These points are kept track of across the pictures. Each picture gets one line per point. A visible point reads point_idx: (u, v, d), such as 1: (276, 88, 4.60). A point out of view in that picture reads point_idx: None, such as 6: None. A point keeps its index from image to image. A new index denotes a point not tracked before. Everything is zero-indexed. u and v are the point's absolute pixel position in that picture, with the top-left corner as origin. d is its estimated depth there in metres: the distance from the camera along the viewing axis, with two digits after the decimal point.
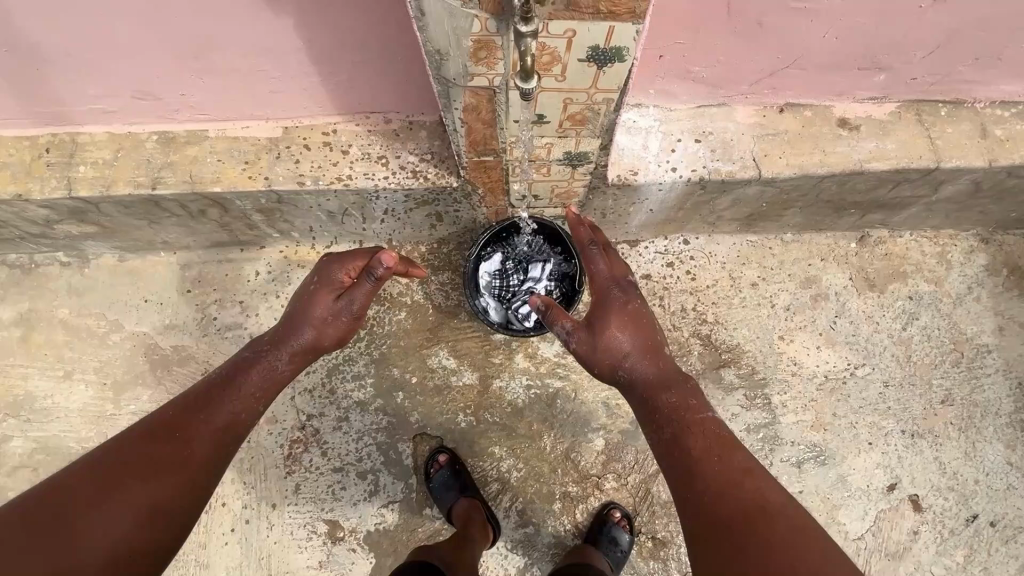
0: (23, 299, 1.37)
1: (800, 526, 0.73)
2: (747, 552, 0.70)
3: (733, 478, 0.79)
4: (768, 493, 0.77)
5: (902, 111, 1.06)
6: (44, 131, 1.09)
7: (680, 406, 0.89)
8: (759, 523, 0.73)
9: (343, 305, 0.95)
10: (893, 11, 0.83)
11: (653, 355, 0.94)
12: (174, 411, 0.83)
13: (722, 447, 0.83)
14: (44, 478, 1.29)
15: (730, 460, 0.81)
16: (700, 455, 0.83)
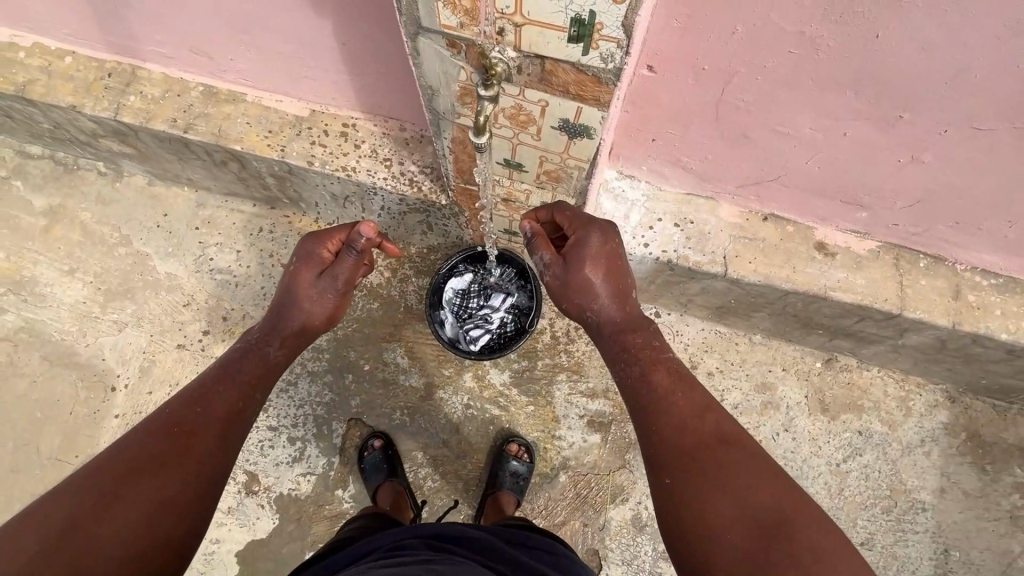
0: (56, 194, 1.52)
1: (752, 449, 0.77)
2: (705, 481, 0.73)
3: (693, 412, 0.82)
4: (723, 424, 0.80)
5: (880, 251, 1.08)
6: (112, 57, 1.22)
7: (645, 348, 0.91)
8: (715, 451, 0.76)
9: (327, 281, 1.01)
10: (872, 158, 0.87)
11: (623, 301, 0.94)
12: (175, 411, 0.81)
13: (684, 383, 0.86)
14: (21, 355, 1.41)
15: (691, 397, 0.84)
16: (663, 393, 0.85)
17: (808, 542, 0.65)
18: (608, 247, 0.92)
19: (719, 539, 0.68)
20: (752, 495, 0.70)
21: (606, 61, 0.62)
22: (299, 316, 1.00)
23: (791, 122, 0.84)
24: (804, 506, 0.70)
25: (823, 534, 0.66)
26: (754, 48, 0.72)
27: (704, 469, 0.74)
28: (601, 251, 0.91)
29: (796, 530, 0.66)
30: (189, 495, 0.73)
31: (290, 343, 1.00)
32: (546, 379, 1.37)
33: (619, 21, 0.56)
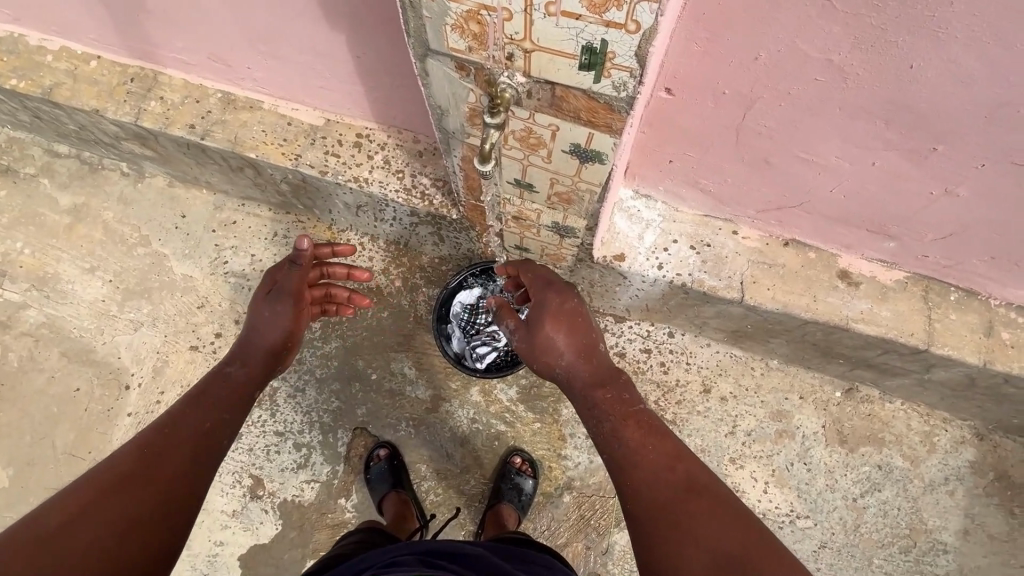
0: (81, 192, 1.55)
1: (723, 498, 0.76)
2: (679, 538, 0.72)
3: (658, 462, 0.80)
4: (692, 472, 0.79)
5: (909, 282, 1.03)
6: (134, 62, 1.24)
7: (617, 398, 0.89)
8: (687, 506, 0.75)
9: (274, 298, 1.03)
10: (902, 190, 0.82)
11: (588, 356, 0.92)
12: (141, 442, 0.79)
13: (653, 433, 0.84)
14: (42, 351, 1.45)
15: (662, 447, 0.82)
16: (636, 445, 0.83)
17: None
18: (567, 307, 0.93)
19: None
20: (725, 548, 0.69)
21: (619, 89, 0.59)
22: (259, 338, 1.02)
23: (817, 150, 0.80)
24: (778, 552, 0.69)
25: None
26: (779, 74, 0.69)
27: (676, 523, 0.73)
28: (559, 313, 0.92)
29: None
30: (156, 517, 0.72)
31: (255, 363, 1.00)
32: (554, 396, 1.35)
33: (632, 51, 0.53)
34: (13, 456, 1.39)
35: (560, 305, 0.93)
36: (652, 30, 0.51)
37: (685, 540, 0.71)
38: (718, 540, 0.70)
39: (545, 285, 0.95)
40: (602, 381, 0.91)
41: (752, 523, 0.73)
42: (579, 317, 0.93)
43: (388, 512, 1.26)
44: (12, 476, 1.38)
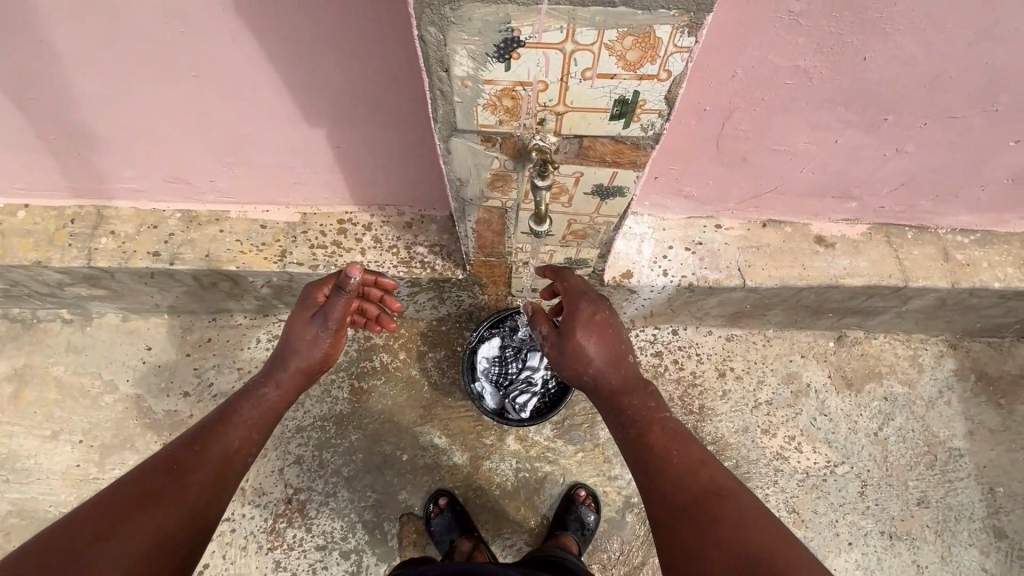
0: (19, 353, 1.38)
1: (752, 507, 0.75)
2: (702, 533, 0.73)
3: (683, 463, 0.83)
4: (720, 478, 0.80)
5: (873, 232, 1.17)
6: (72, 202, 1.14)
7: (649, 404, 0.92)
8: (710, 503, 0.76)
9: (318, 321, 0.98)
10: (862, 157, 0.94)
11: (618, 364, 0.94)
12: (171, 452, 0.82)
13: (681, 438, 0.87)
14: (15, 544, 1.25)
15: (687, 453, 0.84)
16: (665, 454, 0.85)
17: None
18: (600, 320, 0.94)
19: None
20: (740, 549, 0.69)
21: (647, 129, 0.64)
22: (300, 359, 0.98)
23: (789, 140, 0.90)
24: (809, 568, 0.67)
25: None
26: (753, 85, 0.78)
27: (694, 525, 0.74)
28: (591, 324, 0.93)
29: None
30: (181, 530, 0.73)
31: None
32: (588, 421, 1.36)
33: (662, 95, 0.58)
34: None
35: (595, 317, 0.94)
36: (682, 75, 0.56)
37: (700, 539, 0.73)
38: (737, 535, 0.71)
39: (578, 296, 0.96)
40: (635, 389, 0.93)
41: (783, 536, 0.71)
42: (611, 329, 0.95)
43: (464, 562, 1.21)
44: None
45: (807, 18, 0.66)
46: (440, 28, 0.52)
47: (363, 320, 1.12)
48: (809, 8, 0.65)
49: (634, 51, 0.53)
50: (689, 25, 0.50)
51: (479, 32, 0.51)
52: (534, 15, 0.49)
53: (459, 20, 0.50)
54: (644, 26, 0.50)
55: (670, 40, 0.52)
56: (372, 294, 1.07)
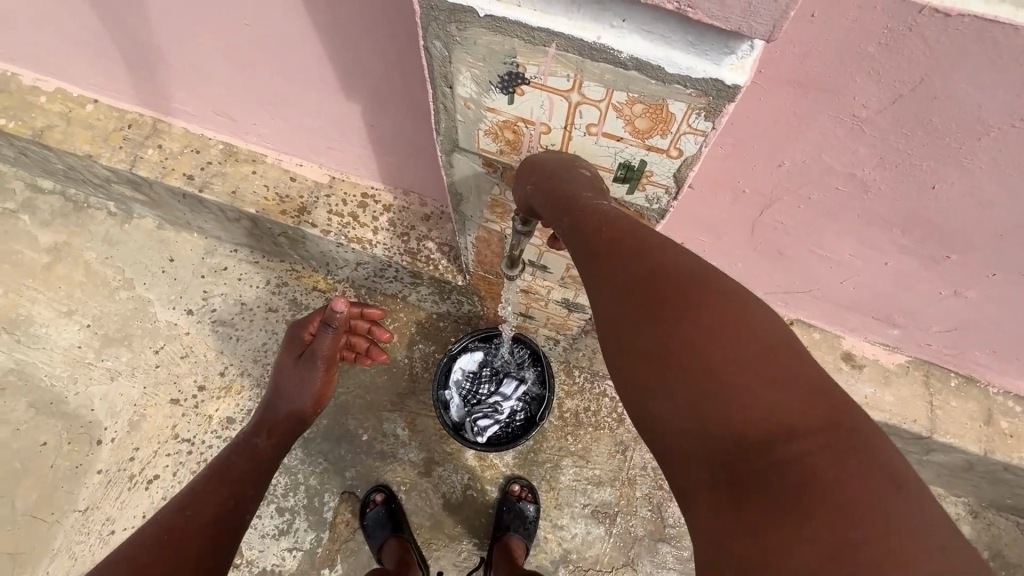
0: (62, 230, 1.47)
1: (763, 345, 0.43)
2: (733, 394, 0.41)
3: (676, 345, 0.45)
4: (733, 330, 0.44)
5: (911, 366, 1.04)
6: (135, 108, 1.20)
7: (627, 266, 0.50)
8: (733, 365, 0.42)
9: (309, 363, 1.07)
10: (914, 288, 0.83)
11: (616, 225, 0.54)
12: (165, 521, 0.79)
13: (673, 283, 0.47)
14: (9, 400, 1.36)
15: (665, 262, 0.49)
16: (634, 235, 0.52)
17: (856, 496, 0.36)
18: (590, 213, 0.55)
19: (707, 514, 0.41)
20: (742, 420, 0.40)
21: (651, 202, 0.60)
22: (297, 400, 1.07)
23: (831, 247, 0.81)
24: (850, 422, 0.40)
25: (876, 467, 0.38)
26: (801, 181, 0.69)
27: (667, 392, 0.45)
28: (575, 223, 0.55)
29: (828, 473, 0.37)
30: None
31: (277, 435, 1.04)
32: (551, 462, 1.32)
33: (670, 172, 0.54)
34: None
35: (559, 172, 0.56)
36: (694, 158, 0.52)
37: (679, 420, 0.44)
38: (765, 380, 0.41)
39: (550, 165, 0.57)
40: (639, 248, 0.51)
41: (798, 360, 0.43)
42: (594, 187, 0.56)
43: (389, 559, 1.19)
44: None
45: (872, 127, 0.58)
46: (445, 45, 0.49)
47: (354, 352, 1.22)
48: (877, 117, 0.57)
49: (643, 120, 0.49)
50: (706, 108, 0.46)
51: (483, 58, 0.48)
52: (541, 56, 0.46)
53: (465, 42, 0.47)
54: (657, 97, 0.47)
55: (684, 118, 0.48)
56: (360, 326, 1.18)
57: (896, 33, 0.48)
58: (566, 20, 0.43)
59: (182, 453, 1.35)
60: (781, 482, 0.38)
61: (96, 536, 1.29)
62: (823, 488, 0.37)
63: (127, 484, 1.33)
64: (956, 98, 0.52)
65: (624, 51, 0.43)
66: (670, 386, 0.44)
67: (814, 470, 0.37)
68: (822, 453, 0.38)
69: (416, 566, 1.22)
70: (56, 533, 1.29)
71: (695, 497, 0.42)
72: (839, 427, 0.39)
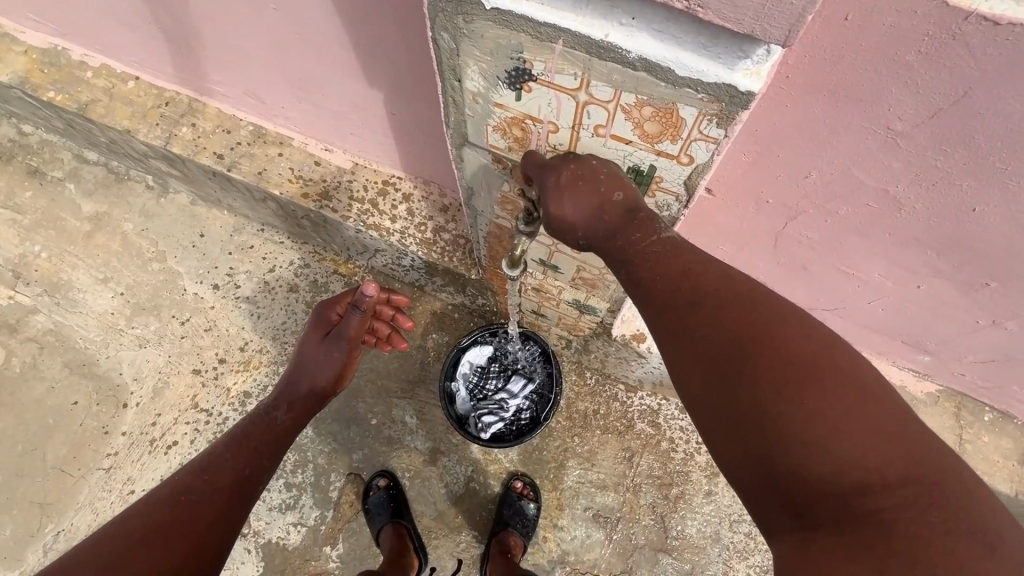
0: (103, 201, 1.53)
1: (850, 398, 0.47)
2: (820, 454, 0.46)
3: (765, 402, 0.48)
4: (822, 383, 0.47)
5: (941, 396, 0.99)
6: (173, 87, 1.23)
7: (713, 318, 0.52)
8: (817, 420, 0.46)
9: (330, 343, 1.06)
10: (947, 314, 0.79)
11: (674, 256, 0.56)
12: (179, 480, 0.83)
13: (759, 335, 0.50)
14: (46, 359, 1.44)
15: (746, 305, 0.52)
16: (712, 278, 0.54)
17: (931, 539, 0.44)
18: (642, 240, 0.56)
19: (793, 548, 0.49)
20: (834, 479, 0.46)
21: (659, 209, 0.60)
22: (319, 374, 1.05)
23: (859, 266, 0.76)
24: (928, 463, 0.46)
25: (951, 507, 0.45)
26: (828, 195, 0.65)
27: (756, 446, 0.49)
28: (630, 252, 0.56)
29: (910, 520, 0.44)
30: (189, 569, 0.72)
31: (297, 410, 1.02)
32: (557, 462, 1.30)
33: (680, 179, 0.54)
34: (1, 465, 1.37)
35: (598, 189, 0.54)
36: (705, 166, 0.51)
37: (771, 471, 0.48)
38: (852, 435, 0.46)
39: (584, 179, 0.54)
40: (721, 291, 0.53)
41: (882, 404, 0.47)
42: (631, 208, 0.56)
43: (386, 543, 1.22)
44: None
45: (907, 142, 0.54)
46: (453, 37, 0.48)
47: (374, 338, 1.20)
48: (914, 131, 0.53)
49: (653, 123, 0.49)
50: (718, 115, 0.45)
51: (490, 52, 0.48)
52: (548, 52, 0.46)
53: (472, 34, 0.47)
54: (667, 100, 0.46)
55: (695, 124, 0.47)
56: (384, 311, 1.16)
57: (937, 42, 0.44)
58: (574, 17, 0.43)
59: (202, 421, 1.40)
60: (865, 528, 0.45)
61: (116, 493, 1.36)
62: (903, 534, 0.44)
63: (148, 448, 1.39)
64: (1004, 113, 0.47)
65: (633, 51, 0.42)
66: (763, 444, 0.48)
67: (897, 520, 0.45)
68: (905, 502, 0.45)
69: (413, 551, 1.24)
70: (81, 487, 1.37)
71: (778, 527, 0.50)
72: (920, 475, 0.45)
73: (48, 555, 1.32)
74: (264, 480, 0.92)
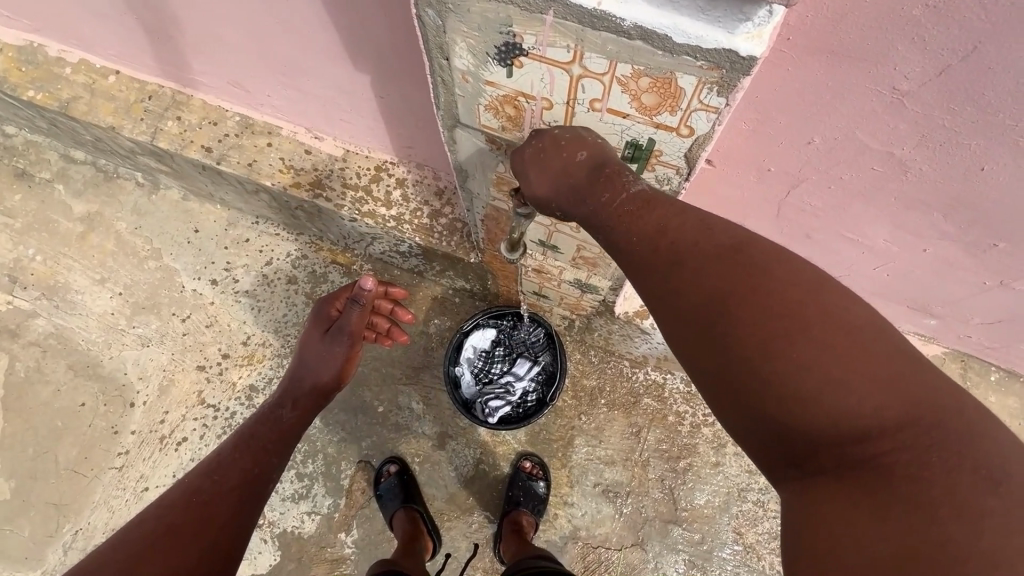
0: (94, 201, 1.51)
1: (849, 352, 0.45)
2: (813, 406, 0.45)
3: (759, 360, 0.47)
4: (809, 332, 0.46)
5: (946, 358, 0.98)
6: (155, 80, 1.20)
7: (695, 271, 0.52)
8: (807, 369, 0.45)
9: (334, 338, 1.06)
10: (953, 277, 0.77)
11: (647, 211, 0.55)
12: (190, 485, 0.83)
13: (741, 289, 0.49)
14: (49, 362, 1.44)
15: (725, 255, 0.51)
16: (688, 234, 0.53)
17: (941, 484, 0.42)
18: (613, 198, 0.55)
19: (798, 499, 0.49)
20: (829, 428, 0.46)
21: (661, 182, 0.59)
22: (320, 372, 1.05)
23: (864, 231, 0.75)
24: (928, 403, 0.44)
25: (963, 452, 0.43)
26: (831, 160, 0.64)
27: (753, 404, 0.48)
28: (602, 215, 0.56)
29: (910, 463, 0.44)
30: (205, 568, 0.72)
31: (303, 407, 1.01)
32: (564, 440, 1.31)
33: (681, 152, 0.53)
34: (15, 469, 1.38)
35: (558, 156, 0.54)
36: (706, 137, 0.50)
37: (768, 425, 0.49)
38: (845, 382, 0.45)
39: (544, 149, 0.55)
40: (697, 242, 0.52)
41: (877, 348, 0.45)
42: (600, 166, 0.55)
43: (399, 527, 1.23)
44: (13, 489, 1.37)
45: (913, 101, 0.52)
46: (438, 13, 0.46)
47: (374, 334, 1.21)
48: (920, 90, 0.51)
49: (651, 95, 0.47)
50: (718, 82, 0.44)
51: (477, 26, 0.46)
52: (538, 24, 0.44)
53: (458, 9, 0.45)
54: (665, 70, 0.44)
55: (694, 94, 0.45)
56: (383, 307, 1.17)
57: None
58: None
59: (210, 415, 1.41)
60: (866, 473, 0.45)
61: (130, 491, 1.38)
62: (908, 480, 0.43)
63: (158, 445, 1.40)
64: (1016, 67, 0.46)
65: (628, 19, 0.41)
66: (757, 400, 0.48)
67: (901, 464, 0.44)
68: (905, 446, 0.44)
69: (427, 534, 1.25)
70: (94, 487, 1.38)
71: (783, 479, 0.51)
72: (924, 417, 0.44)
73: (68, 554, 1.35)
74: (275, 479, 0.92)
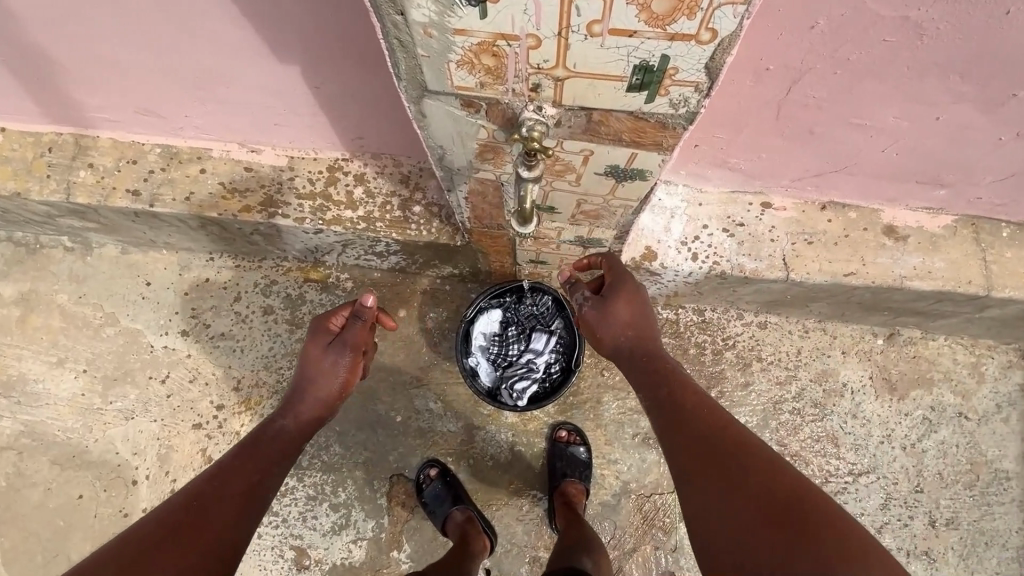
0: (24, 278, 1.35)
1: (823, 530, 0.56)
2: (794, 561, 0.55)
3: (753, 513, 0.61)
4: (795, 512, 0.59)
5: (958, 225, 0.96)
6: (51, 129, 1.05)
7: (721, 449, 0.69)
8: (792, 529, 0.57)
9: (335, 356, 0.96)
10: (967, 139, 0.73)
11: (682, 422, 0.75)
12: (202, 481, 0.79)
13: (754, 464, 0.66)
14: (28, 463, 1.31)
15: (747, 447, 0.68)
16: (722, 425, 0.73)
17: None
18: (676, 371, 0.82)
19: None
20: None
21: (677, 106, 0.50)
22: (317, 383, 0.94)
23: (874, 113, 0.70)
24: None
25: None
26: (839, 41, 0.58)
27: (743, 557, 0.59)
28: (661, 397, 0.80)
29: None
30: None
31: (305, 417, 0.93)
32: (593, 401, 1.28)
33: (701, 63, 0.44)
34: None
35: (642, 302, 0.87)
36: (730, 38, 0.42)
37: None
38: (823, 549, 0.54)
39: (631, 295, 0.86)
40: (726, 434, 0.71)
41: (855, 545, 0.55)
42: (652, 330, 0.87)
43: (455, 531, 1.18)
44: None
45: None
46: None
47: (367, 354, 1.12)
48: None
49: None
50: None
51: None
52: None
53: None
54: None
55: None
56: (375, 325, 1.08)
57: None
58: None
59: None
60: None
61: None
62: None
63: None
64: None
65: None
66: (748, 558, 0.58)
67: None
68: None
69: (482, 532, 1.20)
70: None
71: None
72: None
73: None
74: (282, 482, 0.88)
